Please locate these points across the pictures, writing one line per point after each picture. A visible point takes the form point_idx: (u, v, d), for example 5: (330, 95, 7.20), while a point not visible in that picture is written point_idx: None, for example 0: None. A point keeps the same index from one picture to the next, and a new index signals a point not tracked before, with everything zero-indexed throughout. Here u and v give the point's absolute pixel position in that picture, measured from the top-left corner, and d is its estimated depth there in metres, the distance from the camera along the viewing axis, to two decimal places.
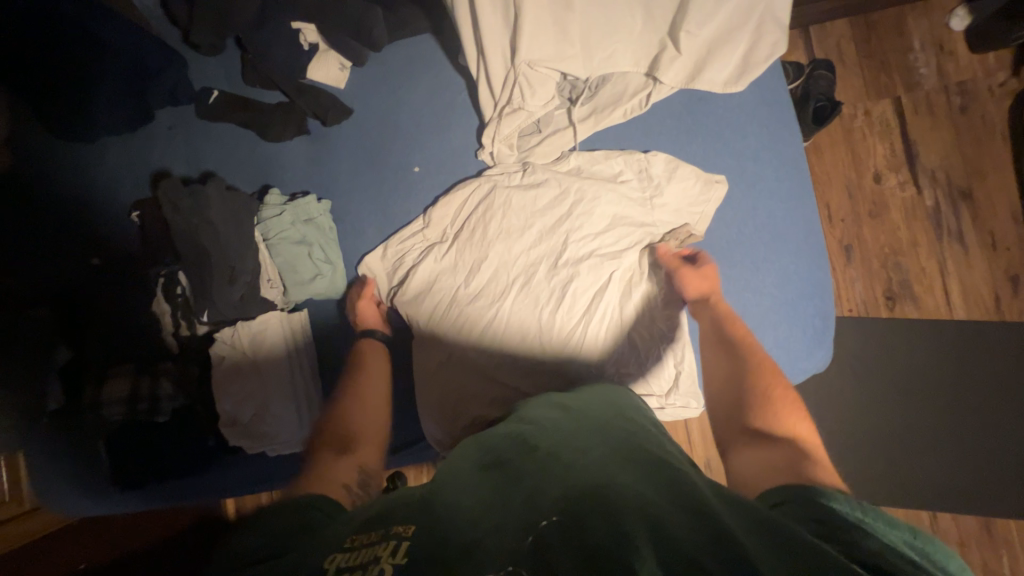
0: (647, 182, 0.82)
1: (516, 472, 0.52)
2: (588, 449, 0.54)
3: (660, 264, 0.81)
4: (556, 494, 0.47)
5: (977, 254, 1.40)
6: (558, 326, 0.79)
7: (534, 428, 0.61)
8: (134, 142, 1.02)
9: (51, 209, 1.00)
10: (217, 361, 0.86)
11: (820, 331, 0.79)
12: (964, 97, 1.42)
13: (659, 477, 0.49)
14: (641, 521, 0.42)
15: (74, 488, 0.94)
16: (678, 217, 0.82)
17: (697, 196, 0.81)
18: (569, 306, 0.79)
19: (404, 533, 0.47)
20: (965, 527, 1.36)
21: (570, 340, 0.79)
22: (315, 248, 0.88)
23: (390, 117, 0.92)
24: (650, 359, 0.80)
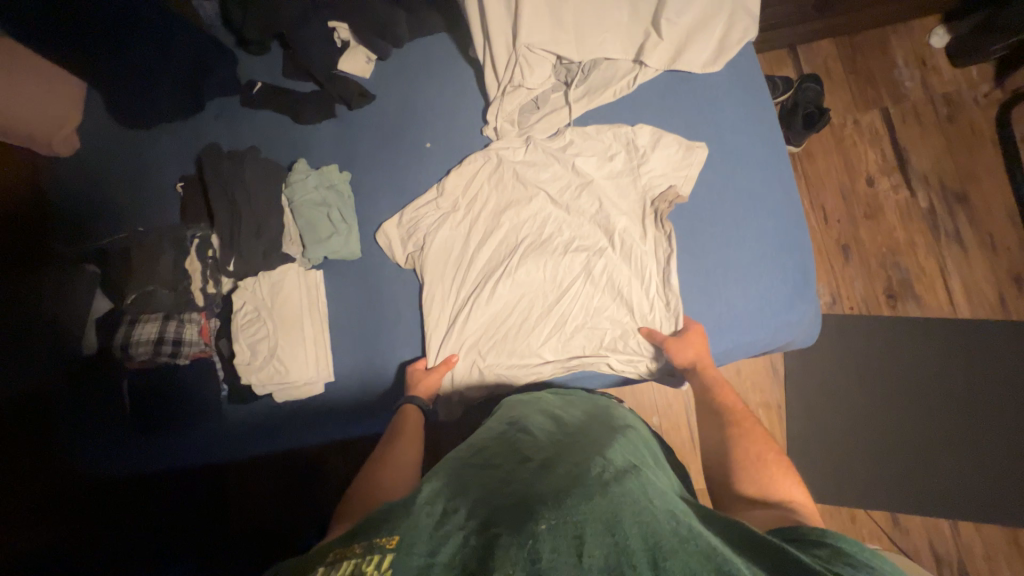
0: (636, 154, 0.91)
1: (511, 479, 0.59)
2: (573, 456, 0.63)
3: (642, 231, 0.90)
4: (552, 497, 0.54)
5: (977, 254, 1.42)
6: (559, 280, 0.91)
7: (526, 439, 0.69)
8: (187, 128, 1.17)
9: (117, 183, 1.17)
10: (239, 305, 0.92)
11: (801, 283, 0.86)
12: (949, 107, 1.49)
13: (641, 490, 0.56)
14: (635, 535, 0.49)
15: (99, 429, 1.03)
16: (664, 181, 0.90)
17: (680, 161, 0.89)
18: (568, 263, 0.91)
19: (388, 543, 0.49)
20: (989, 537, 1.29)
21: (569, 294, 0.90)
22: (334, 209, 0.97)
23: (407, 101, 1.04)
24: (641, 317, 0.89)
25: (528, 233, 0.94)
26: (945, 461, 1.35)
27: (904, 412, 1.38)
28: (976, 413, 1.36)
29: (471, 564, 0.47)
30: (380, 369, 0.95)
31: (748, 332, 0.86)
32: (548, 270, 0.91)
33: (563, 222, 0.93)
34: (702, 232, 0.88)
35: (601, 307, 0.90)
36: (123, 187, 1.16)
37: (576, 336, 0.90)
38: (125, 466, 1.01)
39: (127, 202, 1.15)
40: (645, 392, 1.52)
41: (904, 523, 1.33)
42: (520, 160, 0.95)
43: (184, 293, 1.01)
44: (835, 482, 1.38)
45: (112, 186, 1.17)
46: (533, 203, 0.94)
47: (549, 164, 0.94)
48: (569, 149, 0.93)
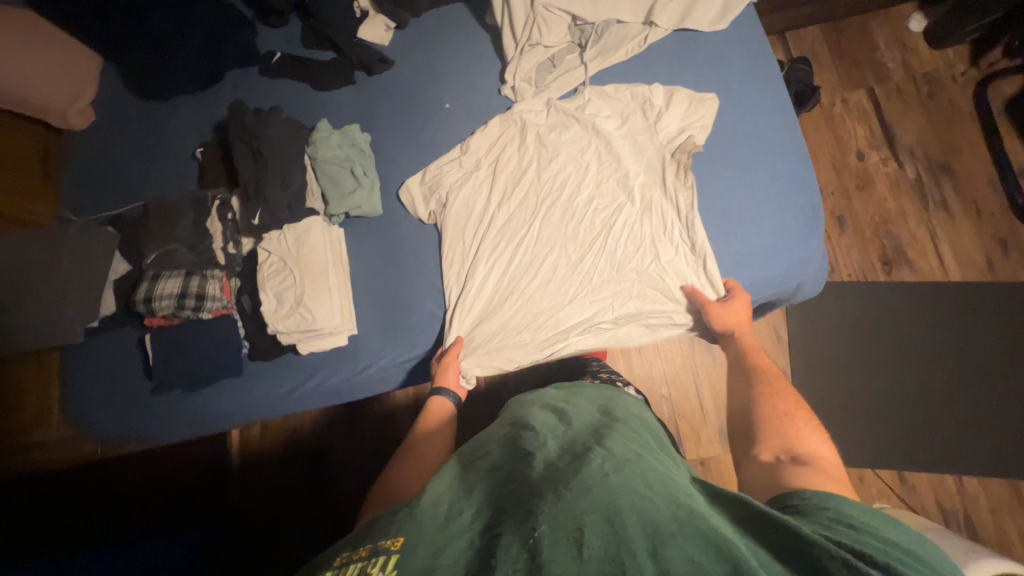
0: (654, 111, 0.95)
1: (516, 478, 0.62)
2: (577, 450, 0.65)
3: (663, 186, 0.92)
4: (552, 493, 0.55)
5: (964, 220, 1.49)
6: (581, 237, 0.93)
7: (530, 435, 0.71)
8: (206, 99, 1.19)
9: (134, 155, 1.18)
10: (264, 256, 0.95)
11: (810, 221, 0.91)
12: (930, 85, 1.58)
13: (641, 479, 0.58)
14: (634, 524, 0.50)
15: (109, 395, 1.05)
16: (682, 134, 0.93)
17: (694, 115, 0.93)
18: (590, 220, 0.93)
19: (392, 545, 0.52)
20: (992, 490, 1.33)
21: (591, 250, 0.92)
22: (357, 164, 0.99)
23: (425, 66, 1.08)
24: (666, 270, 0.90)
25: (549, 192, 0.95)
26: (947, 419, 1.39)
27: (904, 374, 1.43)
28: (972, 371, 1.41)
29: (473, 563, 0.50)
30: (405, 319, 0.96)
31: (762, 269, 0.90)
32: (570, 228, 0.93)
33: (584, 180, 0.95)
34: (715, 177, 0.93)
35: (626, 262, 0.91)
36: (140, 158, 1.17)
37: (600, 291, 0.90)
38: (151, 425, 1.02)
39: (144, 172, 1.16)
40: (654, 363, 1.55)
41: (912, 480, 1.36)
42: (543, 123, 0.98)
43: (205, 252, 1.01)
44: (843, 445, 1.41)
45: (129, 157, 1.18)
46: (554, 163, 0.96)
47: (570, 124, 0.97)
48: (585, 107, 0.97)
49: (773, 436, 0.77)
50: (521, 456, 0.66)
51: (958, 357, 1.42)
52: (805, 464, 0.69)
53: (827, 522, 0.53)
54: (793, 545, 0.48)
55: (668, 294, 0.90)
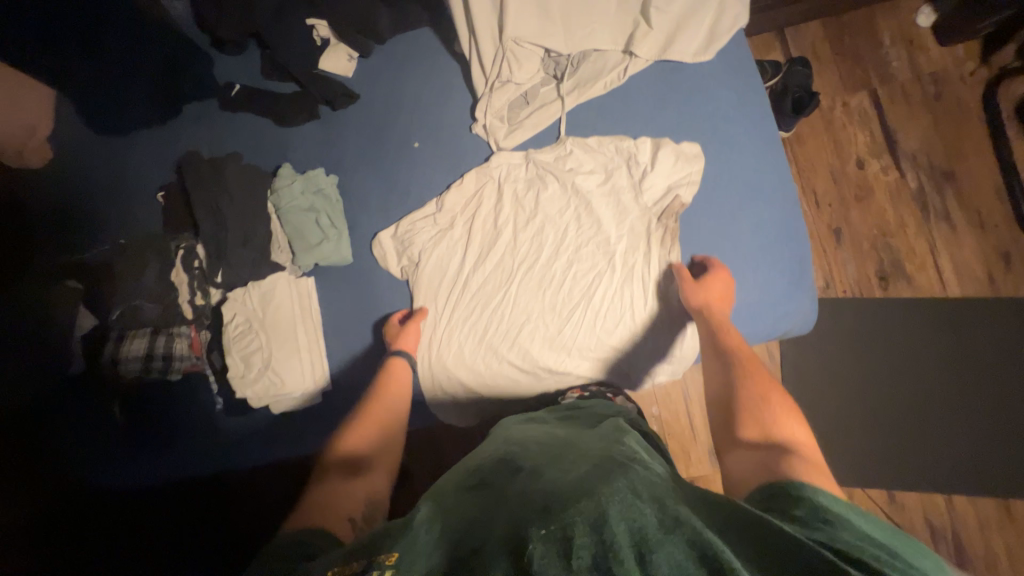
0: (639, 168, 0.88)
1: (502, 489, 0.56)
2: (566, 462, 0.59)
3: (649, 256, 0.86)
4: (538, 503, 0.50)
5: (966, 232, 1.43)
6: (559, 305, 0.87)
7: (519, 450, 0.65)
8: (166, 133, 1.13)
9: (91, 193, 1.13)
10: (228, 318, 0.91)
11: (796, 272, 0.86)
12: (937, 86, 1.49)
13: (630, 482, 0.52)
14: (623, 531, 0.45)
15: (77, 452, 0.96)
16: (669, 191, 0.87)
17: (681, 169, 0.87)
18: (568, 288, 0.87)
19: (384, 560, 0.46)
20: (977, 507, 1.32)
21: (573, 316, 0.86)
22: (322, 214, 0.95)
23: (393, 99, 1.01)
24: (645, 340, 0.86)
25: (525, 256, 0.90)
26: (940, 438, 1.37)
27: (896, 391, 1.40)
28: (965, 388, 1.38)
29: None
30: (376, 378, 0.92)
31: (746, 323, 0.87)
32: (547, 295, 0.88)
33: (562, 243, 0.89)
34: (699, 225, 0.87)
35: (607, 332, 0.86)
36: (100, 198, 1.12)
37: (582, 365, 0.87)
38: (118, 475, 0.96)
39: (105, 211, 1.12)
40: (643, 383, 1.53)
41: (901, 500, 1.36)
42: (522, 179, 0.92)
43: (173, 306, 0.98)
44: (833, 465, 1.40)
45: (86, 196, 1.13)
46: (530, 223, 0.90)
47: (551, 177, 0.91)
48: (562, 158, 0.90)
49: (751, 418, 0.69)
50: (508, 466, 0.60)
51: (952, 373, 1.39)
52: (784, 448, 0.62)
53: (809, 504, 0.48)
54: (781, 543, 0.42)
55: (646, 366, 0.87)
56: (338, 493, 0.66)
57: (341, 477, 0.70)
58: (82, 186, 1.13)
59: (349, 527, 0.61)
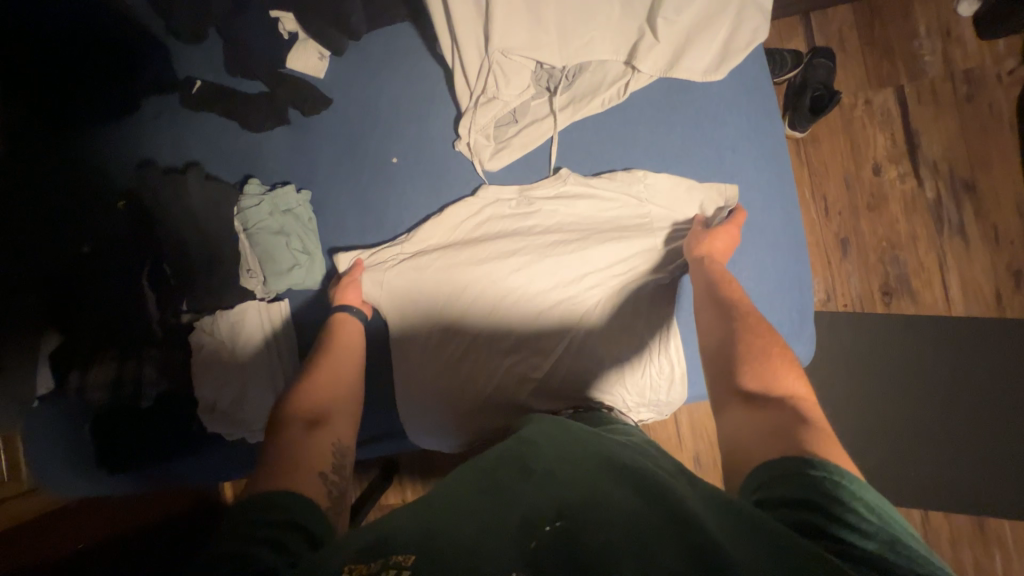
0: (634, 202, 0.82)
1: (513, 471, 0.54)
2: (574, 461, 0.55)
3: (640, 294, 0.81)
4: (544, 496, 0.49)
5: (979, 248, 1.36)
6: (547, 348, 0.81)
7: (535, 436, 0.62)
8: (117, 132, 1.01)
9: (25, 190, 0.98)
10: (197, 349, 0.87)
11: (797, 323, 0.79)
12: (970, 85, 1.37)
13: (631, 487, 0.49)
14: (623, 526, 0.44)
15: (60, 470, 0.93)
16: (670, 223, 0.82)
17: (685, 199, 0.81)
18: (558, 329, 0.81)
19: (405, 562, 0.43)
20: (957, 526, 1.32)
21: (566, 361, 0.80)
22: (294, 238, 0.88)
23: (370, 106, 0.92)
24: (637, 388, 0.81)
25: (512, 294, 0.82)
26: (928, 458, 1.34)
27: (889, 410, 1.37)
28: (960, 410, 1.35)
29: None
30: None
31: None
32: (535, 337, 0.81)
33: (552, 281, 0.81)
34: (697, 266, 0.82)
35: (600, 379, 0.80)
36: (39, 198, 0.98)
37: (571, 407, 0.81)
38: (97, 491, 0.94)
39: (47, 214, 0.98)
40: None
41: None
42: (507, 205, 0.85)
43: (138, 329, 0.93)
44: None
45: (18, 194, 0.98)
46: (518, 258, 0.82)
47: (538, 204, 0.84)
48: (551, 185, 0.84)
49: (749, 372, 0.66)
50: (520, 453, 0.58)
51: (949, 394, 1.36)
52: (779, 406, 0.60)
53: (818, 486, 0.47)
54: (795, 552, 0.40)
55: (631, 413, 0.82)
56: (302, 450, 0.65)
57: (306, 431, 0.69)
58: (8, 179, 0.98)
59: (320, 481, 0.62)
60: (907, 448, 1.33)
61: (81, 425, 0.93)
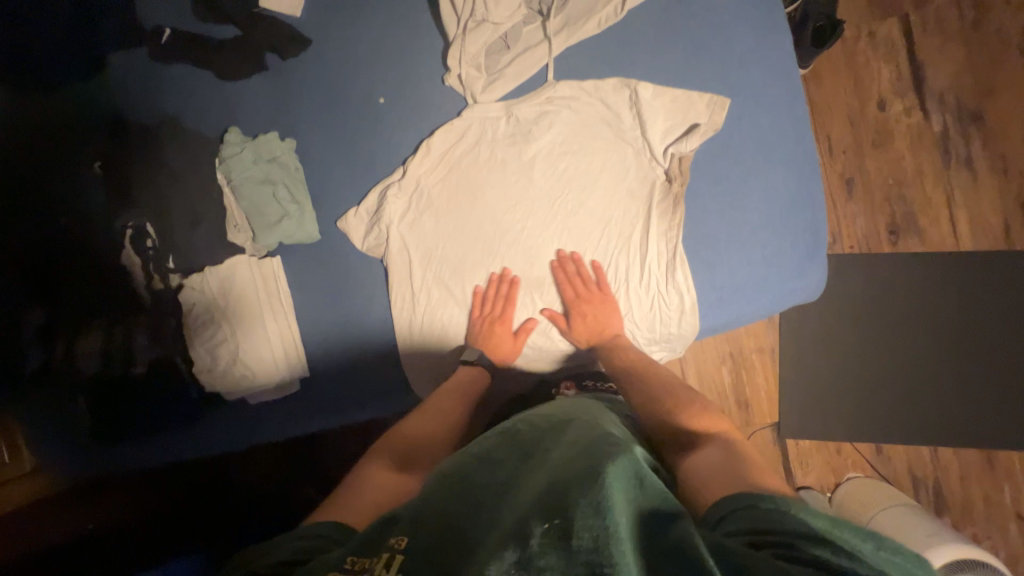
0: (627, 125, 0.77)
1: (477, 486, 0.48)
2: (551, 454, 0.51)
3: (646, 223, 0.77)
4: (519, 499, 0.44)
5: (987, 180, 1.33)
6: (545, 284, 0.81)
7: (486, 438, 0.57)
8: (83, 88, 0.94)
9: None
10: (188, 308, 0.82)
11: (811, 246, 0.74)
12: (976, 11, 1.32)
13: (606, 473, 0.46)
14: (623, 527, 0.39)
15: (52, 447, 0.90)
16: (689, 127, 0.75)
17: (702, 112, 0.74)
18: (557, 265, 0.80)
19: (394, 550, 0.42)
20: (961, 457, 1.36)
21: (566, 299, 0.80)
22: (281, 188, 0.84)
23: (351, 44, 0.86)
24: (646, 321, 0.79)
25: (506, 228, 0.81)
26: (932, 395, 1.37)
27: (896, 349, 1.38)
28: (966, 350, 1.35)
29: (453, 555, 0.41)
30: (349, 373, 0.86)
31: (749, 305, 0.76)
32: (534, 268, 0.81)
33: (547, 210, 0.80)
34: (703, 190, 0.75)
35: (602, 308, 0.80)
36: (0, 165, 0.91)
37: (577, 346, 0.81)
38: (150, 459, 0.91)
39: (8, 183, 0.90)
40: None
41: (887, 450, 1.39)
42: (502, 138, 0.81)
43: (125, 296, 0.89)
44: (827, 422, 1.40)
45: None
46: (515, 184, 0.81)
47: (534, 134, 0.80)
48: (548, 117, 0.79)
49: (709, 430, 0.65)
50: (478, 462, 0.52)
51: (957, 331, 1.36)
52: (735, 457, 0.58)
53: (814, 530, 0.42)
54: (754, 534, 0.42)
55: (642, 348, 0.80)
56: (373, 487, 0.60)
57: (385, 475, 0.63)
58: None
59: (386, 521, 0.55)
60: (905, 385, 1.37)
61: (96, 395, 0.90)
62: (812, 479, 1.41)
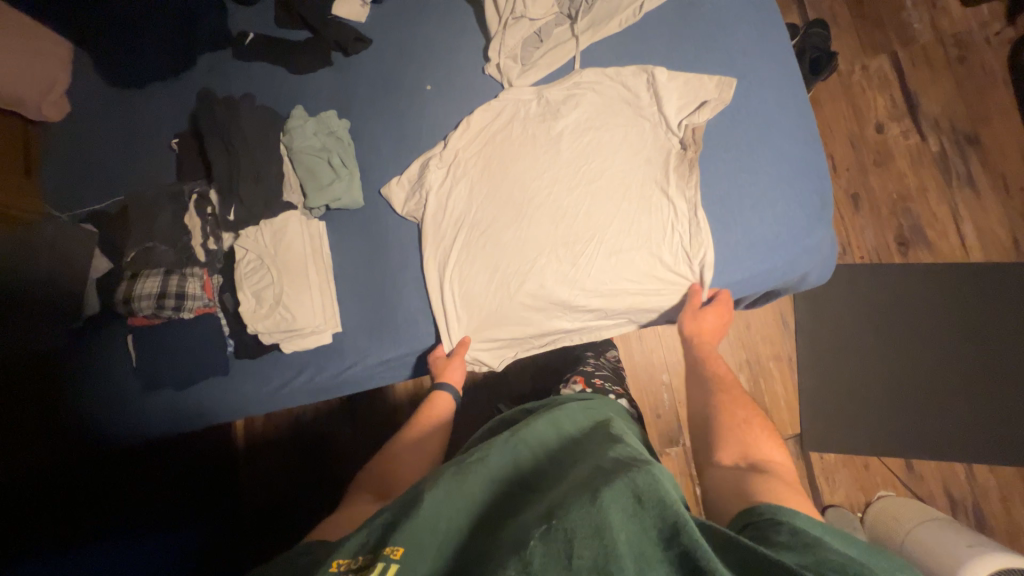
0: (645, 104, 0.87)
1: (504, 516, 0.55)
2: (571, 477, 0.55)
3: (666, 183, 0.85)
4: (534, 517, 0.48)
5: (990, 196, 1.40)
6: (568, 245, 0.86)
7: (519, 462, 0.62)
8: (179, 85, 1.12)
9: (110, 148, 1.13)
10: (242, 255, 0.91)
11: (818, 208, 0.82)
12: (960, 48, 1.46)
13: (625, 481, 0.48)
14: (624, 542, 0.43)
15: (89, 390, 1.00)
16: (699, 104, 0.84)
17: (710, 90, 0.84)
18: (578, 228, 0.86)
19: (393, 553, 0.47)
20: (998, 476, 1.29)
21: (586, 260, 0.85)
22: (334, 155, 0.94)
23: (406, 43, 1.00)
24: (666, 278, 0.85)
25: (534, 194, 0.89)
26: (960, 408, 1.33)
27: (917, 360, 1.37)
28: (991, 361, 1.34)
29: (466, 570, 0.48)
30: (384, 327, 0.94)
31: (762, 260, 0.82)
32: (559, 230, 0.87)
33: (570, 178, 0.88)
34: (714, 158, 0.84)
35: (620, 266, 0.85)
36: (114, 154, 1.12)
37: (596, 305, 0.86)
38: (180, 413, 1.01)
39: (120, 165, 1.11)
40: (655, 351, 1.50)
41: (919, 468, 1.33)
42: (533, 116, 0.92)
43: (185, 250, 0.98)
44: (851, 434, 1.36)
45: (107, 152, 1.13)
46: (543, 157, 0.90)
47: (562, 112, 0.90)
48: (574, 99, 0.90)
49: (732, 445, 0.74)
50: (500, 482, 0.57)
51: (978, 342, 1.35)
52: (763, 470, 0.66)
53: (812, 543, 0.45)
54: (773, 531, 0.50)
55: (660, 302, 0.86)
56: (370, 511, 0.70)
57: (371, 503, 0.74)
58: (101, 141, 1.13)
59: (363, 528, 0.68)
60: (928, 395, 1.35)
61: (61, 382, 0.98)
62: (841, 497, 1.34)
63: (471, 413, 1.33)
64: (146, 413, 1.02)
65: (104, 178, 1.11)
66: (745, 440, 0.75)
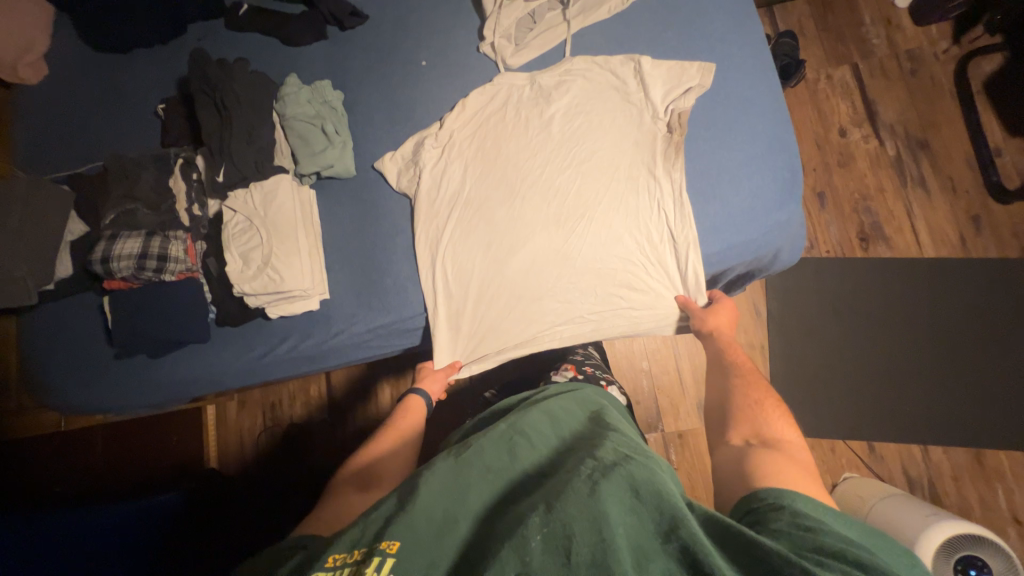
0: (632, 89, 0.92)
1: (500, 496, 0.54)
2: (568, 463, 0.54)
3: (653, 165, 0.89)
4: (532, 504, 0.48)
5: (939, 197, 1.51)
6: (558, 224, 0.90)
7: (516, 443, 0.61)
8: (167, 51, 1.11)
9: (91, 110, 1.10)
10: (231, 217, 0.91)
11: (789, 183, 0.87)
12: (913, 63, 1.59)
13: (628, 478, 0.48)
14: (624, 535, 0.43)
15: (64, 359, 1.00)
16: (681, 90, 0.89)
17: (687, 76, 0.89)
18: (568, 207, 0.90)
19: (388, 547, 0.45)
20: (952, 457, 1.37)
21: (576, 239, 0.89)
22: (328, 123, 0.95)
23: (402, 20, 1.03)
24: (654, 259, 0.89)
25: (527, 174, 0.93)
26: (915, 393, 1.42)
27: (877, 348, 1.45)
28: (941, 349, 1.44)
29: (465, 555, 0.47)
30: (373, 294, 0.94)
31: (737, 233, 0.87)
32: (551, 209, 0.90)
33: (561, 160, 0.92)
34: (695, 138, 0.89)
35: (609, 245, 0.89)
36: (95, 117, 1.09)
37: (586, 282, 0.89)
38: (152, 382, 0.98)
39: (101, 128, 1.09)
40: (635, 340, 1.54)
41: (881, 450, 1.40)
42: (526, 100, 0.95)
43: (168, 212, 0.95)
44: (817, 418, 1.43)
45: (88, 114, 1.10)
46: (535, 140, 0.94)
47: (554, 97, 0.94)
48: (565, 85, 0.94)
49: (743, 422, 0.74)
50: (493, 472, 0.57)
51: (930, 331, 1.45)
52: (772, 447, 0.66)
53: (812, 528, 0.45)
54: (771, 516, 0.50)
55: (647, 282, 0.89)
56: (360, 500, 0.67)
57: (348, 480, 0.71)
58: (82, 103, 1.11)
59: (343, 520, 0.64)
60: (886, 381, 1.43)
61: (23, 357, 1.01)
62: None
63: (456, 395, 1.33)
64: (118, 383, 0.99)
65: (83, 141, 1.08)
66: (745, 416, 0.75)
